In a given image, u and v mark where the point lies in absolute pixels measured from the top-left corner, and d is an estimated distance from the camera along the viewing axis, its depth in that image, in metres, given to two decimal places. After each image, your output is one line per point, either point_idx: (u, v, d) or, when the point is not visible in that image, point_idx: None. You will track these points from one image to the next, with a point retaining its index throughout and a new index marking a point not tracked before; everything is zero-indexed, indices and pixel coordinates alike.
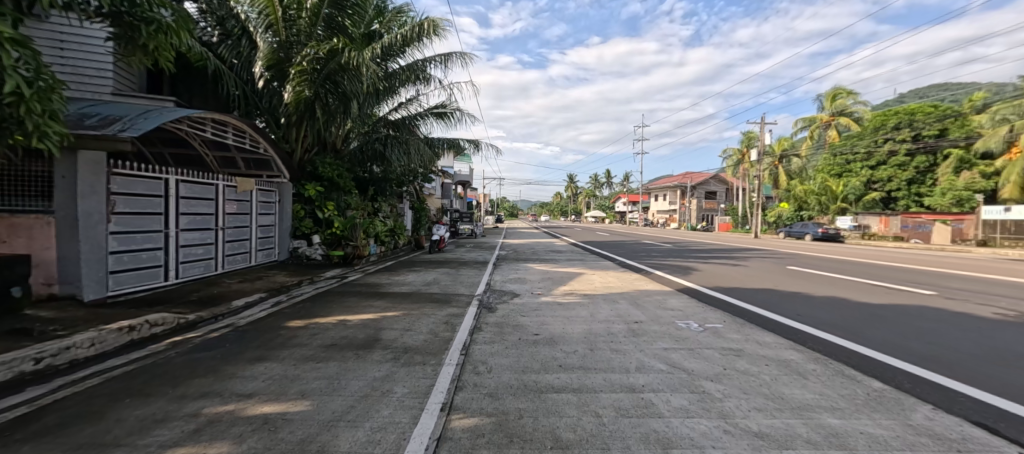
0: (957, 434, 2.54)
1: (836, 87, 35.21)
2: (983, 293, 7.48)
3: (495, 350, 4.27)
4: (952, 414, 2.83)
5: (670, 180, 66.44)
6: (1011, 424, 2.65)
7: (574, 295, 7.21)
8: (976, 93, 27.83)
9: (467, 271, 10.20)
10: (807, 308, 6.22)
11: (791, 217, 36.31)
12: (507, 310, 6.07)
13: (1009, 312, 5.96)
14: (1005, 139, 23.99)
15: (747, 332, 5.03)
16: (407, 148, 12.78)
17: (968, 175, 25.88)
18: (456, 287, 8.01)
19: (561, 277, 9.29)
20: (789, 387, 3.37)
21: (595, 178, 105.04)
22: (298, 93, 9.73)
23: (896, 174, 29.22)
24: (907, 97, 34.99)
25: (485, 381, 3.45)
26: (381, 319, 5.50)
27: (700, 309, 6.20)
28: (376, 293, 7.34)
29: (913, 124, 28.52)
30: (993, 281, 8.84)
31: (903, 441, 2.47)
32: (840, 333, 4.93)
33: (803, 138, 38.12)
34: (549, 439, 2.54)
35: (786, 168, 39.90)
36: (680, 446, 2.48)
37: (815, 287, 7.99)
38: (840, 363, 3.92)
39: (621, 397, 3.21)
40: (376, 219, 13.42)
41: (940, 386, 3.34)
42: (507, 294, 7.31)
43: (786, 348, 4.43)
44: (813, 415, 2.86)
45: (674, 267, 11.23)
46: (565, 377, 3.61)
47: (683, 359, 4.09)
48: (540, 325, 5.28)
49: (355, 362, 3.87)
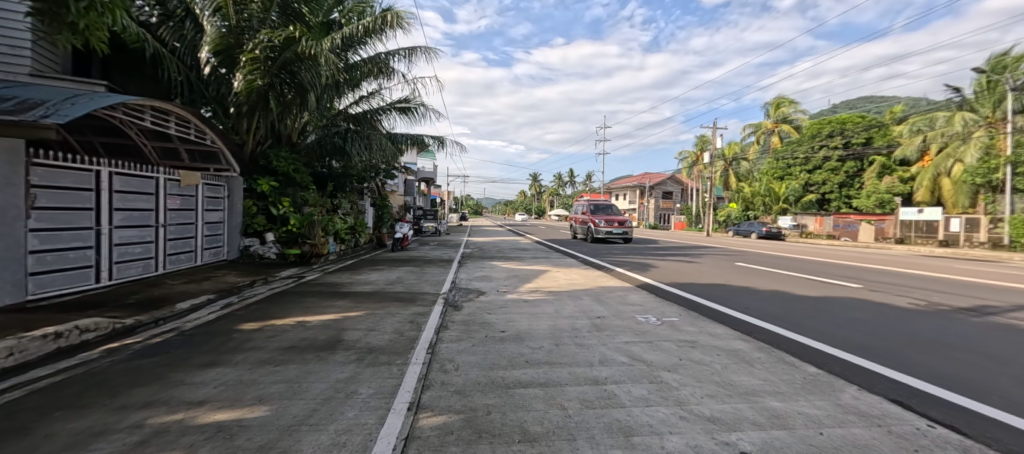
0: (877, 411, 2.84)
1: (781, 96, 37.57)
2: (903, 285, 8.30)
3: (462, 348, 4.25)
4: (873, 393, 3.16)
5: (629, 180, 68.80)
6: (921, 400, 3.00)
7: (540, 292, 7.33)
8: (896, 106, 31.31)
9: (433, 270, 10.10)
10: (754, 302, 6.65)
11: (739, 217, 38.69)
12: (473, 307, 6.07)
13: (922, 302, 6.70)
14: (918, 148, 26.63)
15: (701, 324, 5.33)
16: (369, 142, 12.19)
17: (888, 179, 28.56)
18: (421, 285, 7.89)
19: (526, 274, 9.39)
20: (737, 374, 3.62)
21: (558, 178, 106.88)
22: (250, 82, 9.25)
23: (830, 178, 31.69)
24: (840, 107, 38.19)
25: (452, 379, 3.43)
26: (343, 319, 5.34)
27: (658, 304, 6.50)
28: (337, 293, 7.09)
29: (844, 133, 31.05)
30: (912, 275, 9.82)
31: (834, 419, 2.73)
32: (782, 324, 5.32)
33: (751, 143, 40.67)
34: (517, 432, 2.59)
35: (735, 170, 42.34)
36: (640, 433, 2.62)
37: (763, 281, 8.52)
38: (781, 351, 4.25)
39: (585, 389, 3.32)
40: (336, 216, 12.95)
41: (864, 369, 3.71)
42: (473, 291, 7.30)
43: (735, 338, 4.73)
44: (758, 399, 3.09)
45: (634, 264, 11.63)
46: (531, 372, 3.67)
47: (643, 351, 4.27)
48: (506, 322, 5.32)
49: (316, 364, 3.74)
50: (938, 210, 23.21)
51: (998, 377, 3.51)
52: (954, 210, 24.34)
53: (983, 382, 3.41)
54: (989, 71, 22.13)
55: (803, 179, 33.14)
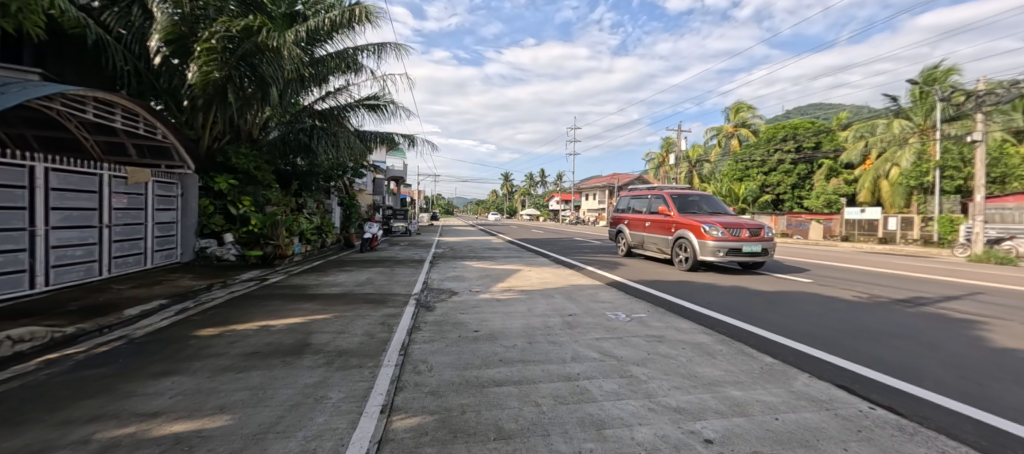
0: (826, 396, 3.04)
1: (739, 101, 39.35)
2: (849, 280, 8.90)
3: (435, 348, 4.21)
4: (822, 379, 3.38)
5: (598, 180, 70.14)
6: (863, 385, 3.24)
7: (512, 291, 7.36)
8: (842, 113, 33.54)
9: (403, 270, 9.93)
10: (717, 297, 6.94)
11: None
12: (446, 308, 6.01)
13: (865, 294, 7.22)
14: (861, 152, 28.42)
15: (668, 320, 5.51)
16: (336, 140, 11.77)
17: (835, 182, 30.55)
18: (391, 286, 7.74)
19: (498, 274, 9.39)
20: (702, 366, 3.78)
21: (529, 178, 107.55)
22: (206, 75, 8.66)
23: (784, 180, 33.50)
24: (792, 113, 40.47)
25: (426, 379, 3.40)
26: (310, 323, 5.17)
27: (627, 301, 6.68)
28: (303, 296, 6.84)
29: (796, 137, 32.82)
30: (857, 270, 10.55)
31: (788, 405, 2.91)
32: (742, 318, 5.58)
33: (713, 146, 42.40)
34: (492, 430, 2.60)
35: (698, 172, 44.02)
36: (612, 426, 2.69)
37: (725, 278, 8.92)
38: (741, 343, 4.47)
39: (559, 386, 3.37)
40: (301, 216, 12.51)
41: (815, 357, 3.96)
42: (446, 292, 7.23)
43: (699, 332, 4.93)
44: (720, 389, 3.24)
45: (603, 262, 11.87)
46: (505, 371, 3.68)
47: (613, 347, 4.38)
48: (479, 322, 5.31)
49: (282, 369, 3.60)
50: (879, 210, 24.90)
51: (930, 362, 3.84)
52: (891, 211, 26.24)
53: (917, 366, 3.72)
54: (920, 84, 24.55)
55: (761, 180, 34.84)
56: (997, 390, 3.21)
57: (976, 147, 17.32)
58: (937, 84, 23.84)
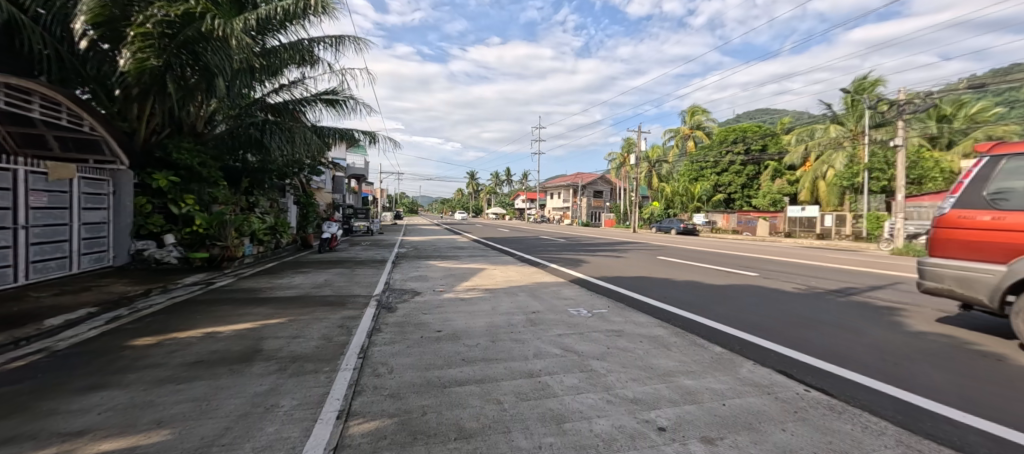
0: (767, 380, 3.25)
1: (694, 105, 41.06)
2: (791, 273, 9.53)
3: (396, 350, 4.14)
4: (765, 366, 3.60)
5: (563, 180, 71.19)
6: (800, 370, 3.48)
7: (476, 290, 7.34)
8: (785, 118, 35.87)
9: (365, 271, 9.67)
10: (674, 291, 7.21)
11: (661, 214, 41.73)
12: (408, 308, 5.91)
13: (804, 286, 7.75)
14: (801, 155, 30.65)
15: (626, 314, 5.69)
16: (291, 135, 11.16)
17: (779, 182, 32.58)
18: (351, 288, 7.52)
19: (462, 273, 9.34)
20: (657, 358, 3.93)
21: (495, 177, 107.58)
22: (140, 62, 8.02)
23: (735, 179, 35.29)
24: (743, 117, 42.78)
25: (386, 382, 3.33)
26: (261, 328, 4.93)
27: (589, 297, 6.83)
28: (254, 300, 6.52)
29: (745, 140, 34.74)
30: (798, 264, 11.31)
31: (734, 391, 3.08)
32: (694, 310, 5.83)
33: (671, 147, 44.04)
34: (453, 430, 2.59)
35: (657, 172, 45.63)
36: (571, 419, 2.75)
37: (681, 273, 9.30)
38: (693, 334, 4.67)
39: (520, 383, 3.40)
40: (252, 216, 11.90)
41: (759, 346, 4.19)
42: (408, 292, 7.10)
43: (656, 325, 5.12)
44: (673, 379, 3.38)
45: (566, 260, 12.08)
46: (468, 370, 3.67)
47: (574, 343, 4.46)
48: (442, 322, 5.26)
49: (229, 378, 3.41)
50: (815, 210, 26.40)
51: (858, 346, 4.17)
52: (827, 210, 28.18)
53: (846, 351, 4.03)
54: (851, 93, 26.75)
55: (714, 180, 36.53)
56: (913, 369, 3.54)
57: (897, 151, 19.02)
58: (865, 93, 26.07)
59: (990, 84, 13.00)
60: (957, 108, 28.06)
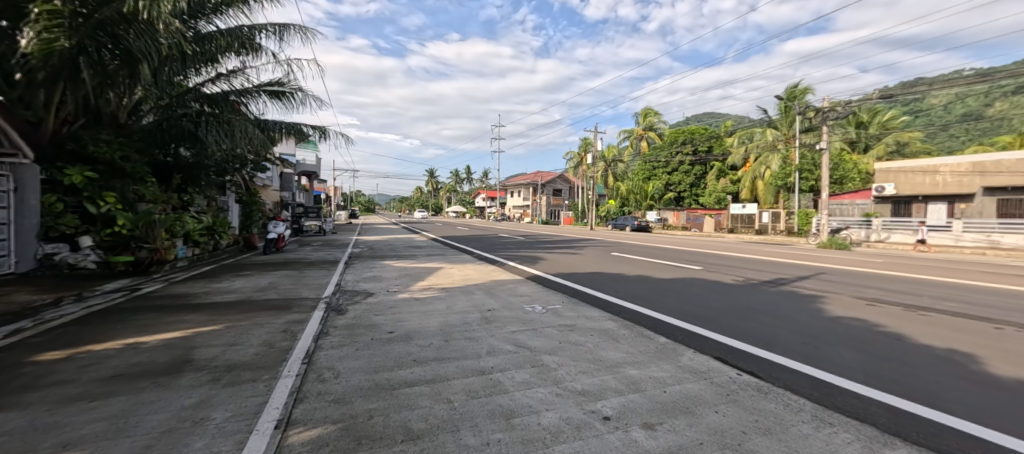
0: (705, 367, 3.44)
1: (647, 107, 42.62)
2: (732, 266, 10.16)
3: (344, 353, 4.00)
4: (704, 354, 3.81)
5: (522, 178, 71.74)
6: (736, 356, 3.70)
7: (431, 289, 7.24)
8: (729, 121, 38.15)
9: (314, 273, 9.27)
10: (625, 286, 7.45)
11: (616, 212, 43.10)
12: (359, 310, 5.73)
13: (743, 278, 8.28)
14: (742, 156, 32.75)
15: (579, 309, 5.82)
16: (231, 129, 10.30)
17: (724, 181, 34.63)
18: (297, 290, 7.19)
19: (418, 273, 9.20)
20: (606, 350, 4.06)
21: (455, 175, 106.62)
22: (47, 43, 6.77)
23: (684, 179, 37.02)
24: (691, 119, 45.00)
25: (331, 387, 3.22)
26: (193, 337, 4.60)
27: (544, 293, 6.93)
28: (187, 306, 6.08)
29: (693, 141, 36.60)
30: (739, 257, 12.07)
31: (675, 378, 3.24)
32: (644, 303, 6.06)
33: (625, 147, 45.56)
34: (400, 432, 2.54)
35: (613, 171, 47.06)
36: (520, 414, 2.78)
37: (632, 268, 9.64)
38: (641, 327, 4.85)
39: (472, 381, 3.40)
40: (186, 215, 11.05)
41: (700, 335, 4.42)
42: (360, 293, 6.89)
43: (606, 319, 5.28)
44: (620, 370, 3.50)
45: (524, 257, 12.20)
46: (418, 370, 3.62)
47: (527, 339, 4.51)
48: (394, 323, 5.15)
49: (153, 392, 3.16)
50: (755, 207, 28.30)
51: (784, 332, 4.52)
52: (764, 207, 30.41)
53: (774, 336, 4.35)
54: (785, 99, 28.87)
55: (666, 179, 38.11)
56: (829, 351, 3.89)
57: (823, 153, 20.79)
58: (797, 100, 28.18)
59: (898, 96, 14.53)
60: (872, 115, 31.03)
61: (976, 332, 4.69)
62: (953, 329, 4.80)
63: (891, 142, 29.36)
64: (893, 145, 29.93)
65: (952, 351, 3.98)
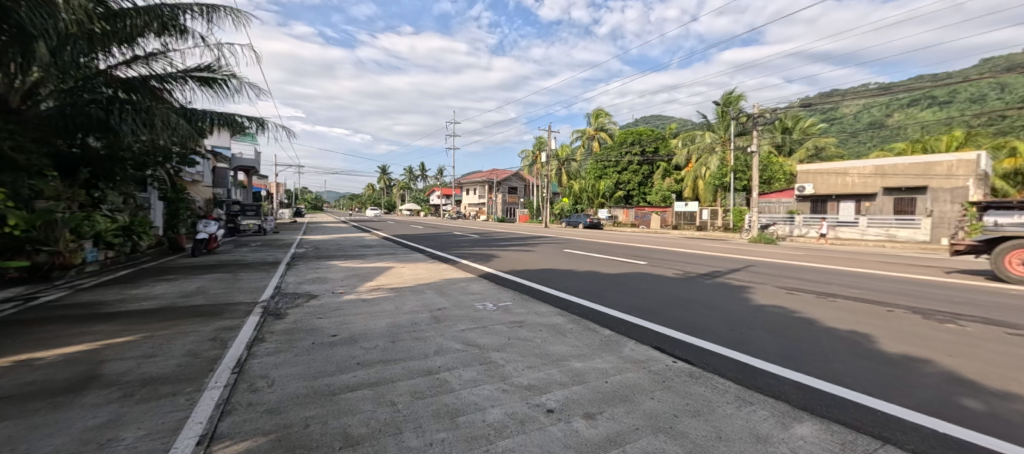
0: (644, 356, 3.62)
1: (598, 108, 43.84)
2: (675, 260, 10.70)
3: (281, 360, 3.79)
4: (644, 343, 4.01)
5: (478, 175, 71.40)
6: (673, 345, 3.92)
7: (380, 290, 7.04)
8: (673, 124, 40.14)
9: (251, 275, 8.71)
10: (575, 282, 7.63)
11: (569, 210, 44.10)
12: (299, 314, 5.45)
13: (684, 271, 8.76)
14: (685, 157, 34.61)
15: (530, 305, 5.90)
16: (149, 119, 9.12)
17: (668, 180, 36.43)
18: (231, 295, 6.71)
19: (366, 273, 8.90)
20: (553, 344, 4.14)
21: (409, 173, 104.19)
22: None
23: (633, 178, 38.55)
24: (640, 121, 46.89)
25: (264, 397, 3.04)
26: (104, 350, 4.16)
27: (495, 291, 6.95)
28: (99, 315, 5.49)
29: (640, 142, 38.19)
30: (681, 252, 12.75)
31: (616, 368, 3.37)
32: (591, 298, 6.25)
33: (578, 147, 46.65)
34: (338, 440, 2.45)
35: (566, 170, 48.10)
36: (465, 413, 2.77)
37: (583, 264, 9.90)
38: (588, 320, 5.01)
39: (418, 381, 3.34)
40: (96, 214, 9.98)
41: (641, 326, 4.63)
42: (302, 296, 6.56)
43: (555, 314, 5.39)
44: (565, 363, 3.59)
45: (477, 255, 12.16)
46: (362, 374, 3.50)
47: (477, 336, 4.51)
48: (338, 325, 4.95)
49: (50, 414, 2.82)
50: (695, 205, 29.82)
51: (717, 321, 4.84)
52: (704, 204, 32.32)
53: (708, 325, 4.64)
54: (722, 105, 30.83)
55: (616, 178, 39.47)
56: (753, 337, 4.22)
57: (754, 156, 22.43)
58: (732, 106, 30.19)
59: (815, 105, 16.01)
60: (795, 122, 33.78)
61: (878, 316, 5.27)
62: (858, 313, 5.37)
63: (811, 146, 32.31)
64: (814, 149, 32.94)
65: (856, 333, 4.46)
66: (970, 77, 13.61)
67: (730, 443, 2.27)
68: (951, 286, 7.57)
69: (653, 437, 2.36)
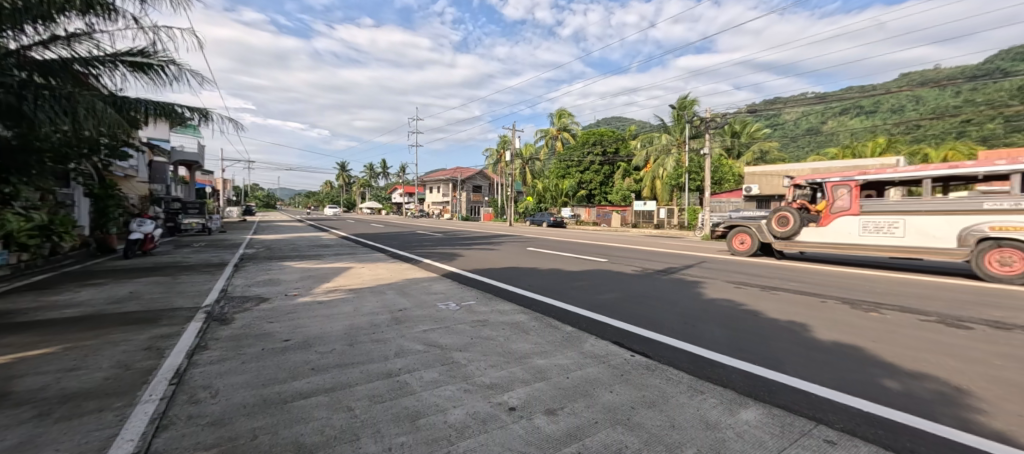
0: (603, 351, 3.70)
1: (561, 108, 44.44)
2: (634, 257, 11.02)
3: (227, 368, 3.56)
4: (604, 338, 4.09)
5: (441, 173, 70.43)
6: (632, 339, 4.02)
7: (338, 291, 6.78)
8: (633, 125, 41.39)
9: (194, 278, 8.13)
10: (538, 280, 7.68)
11: (533, 208, 44.46)
12: (248, 319, 5.14)
13: (643, 268, 9.05)
14: (644, 158, 35.75)
15: (493, 304, 5.88)
16: (73, 107, 7.15)
17: (628, 180, 37.53)
18: (170, 300, 6.22)
19: (322, 274, 8.54)
20: (515, 342, 4.14)
21: (369, 170, 101.20)
22: None
23: (595, 177, 39.43)
24: (601, 122, 48.01)
25: (207, 408, 2.83)
26: (18, 364, 3.73)
27: (458, 290, 6.88)
28: (10, 326, 4.92)
29: (602, 142, 39.09)
30: (640, 250, 13.17)
31: (577, 364, 3.42)
32: (554, 295, 6.31)
33: (541, 146, 47.05)
34: (289, 450, 2.32)
35: (530, 169, 48.44)
36: (426, 415, 2.71)
37: (546, 262, 10.01)
38: (550, 317, 5.06)
39: (377, 385, 3.24)
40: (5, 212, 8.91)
41: (602, 322, 4.73)
42: (251, 299, 6.19)
43: (518, 312, 5.40)
44: (527, 360, 3.60)
45: (440, 254, 11.98)
46: (317, 379, 3.35)
47: (439, 337, 4.44)
48: (291, 329, 4.71)
49: None
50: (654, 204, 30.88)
51: (673, 315, 5.02)
52: (662, 204, 33.54)
53: (664, 319, 4.81)
54: (677, 108, 32.05)
55: (579, 178, 40.20)
56: (706, 329, 4.41)
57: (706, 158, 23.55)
58: (687, 110, 31.49)
59: (760, 111, 17.05)
60: (742, 126, 35.83)
61: (815, 306, 5.68)
62: (797, 304, 5.77)
63: (757, 150, 34.39)
64: (760, 152, 35.05)
65: (794, 322, 4.78)
66: (892, 89, 14.97)
67: (683, 430, 2.37)
68: (875, 277, 8.30)
69: (612, 429, 2.41)
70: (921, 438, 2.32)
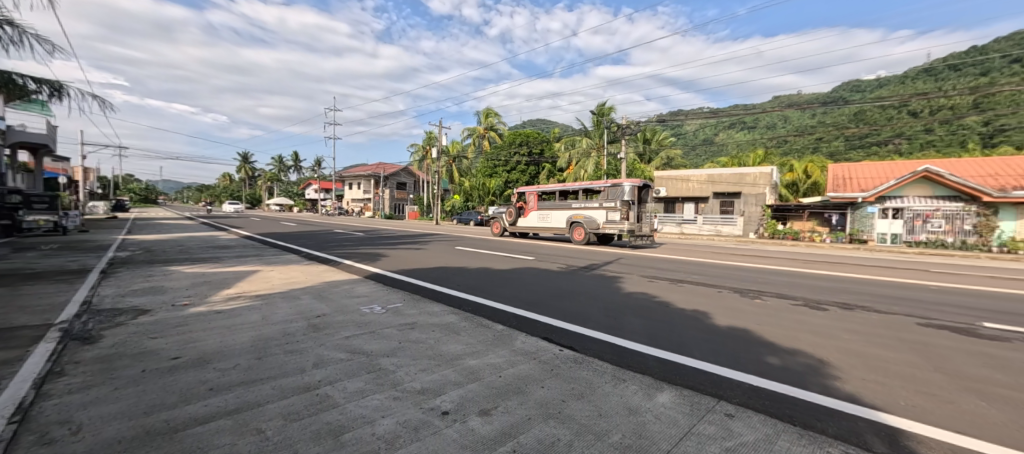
0: (533, 347, 3.72)
1: (488, 108, 44.50)
2: (561, 255, 11.39)
3: (94, 397, 2.94)
4: (533, 335, 4.12)
5: (363, 169, 66.69)
6: (561, 334, 4.09)
7: (242, 298, 6.02)
8: (557, 128, 42.85)
9: (48, 288, 6.68)
10: (467, 279, 7.56)
11: (460, 207, 43.96)
12: (123, 335, 4.32)
13: (568, 265, 9.36)
14: (567, 160, 37.18)
15: (421, 305, 5.65)
16: None
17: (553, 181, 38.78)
18: (10, 317, 5.01)
19: (222, 279, 7.54)
20: (446, 344, 4.00)
21: (279, 163, 92.42)
22: None
23: (521, 177, 40.08)
24: (527, 123, 49.03)
25: (64, 449, 2.29)
26: None
27: (383, 292, 6.50)
28: None
29: (528, 143, 39.88)
30: (565, 248, 13.63)
31: (510, 362, 3.39)
32: (483, 294, 6.25)
33: (468, 145, 46.68)
34: None
35: (457, 167, 47.83)
36: (351, 430, 2.47)
37: (474, 261, 9.91)
38: (479, 316, 4.98)
39: (293, 401, 2.89)
40: None
41: (531, 319, 4.76)
42: (130, 312, 5.24)
43: (448, 313, 5.24)
44: (459, 362, 3.48)
45: (362, 254, 11.28)
46: (217, 401, 2.90)
47: (363, 343, 4.12)
48: (182, 345, 4.05)
49: None
50: None
51: (597, 309, 5.22)
52: None
53: (589, 314, 4.99)
54: (597, 114, 33.80)
55: (505, 177, 40.57)
56: (628, 321, 4.65)
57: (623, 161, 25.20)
58: (606, 116, 33.36)
59: (669, 121, 18.62)
60: (652, 134, 39.01)
61: (718, 296, 6.29)
62: (701, 295, 6.36)
63: (664, 157, 37.62)
64: (668, 158, 38.39)
65: (701, 311, 5.24)
66: (770, 107, 17.30)
67: (609, 418, 2.44)
68: (764, 269, 9.46)
69: (545, 424, 2.40)
70: (804, 406, 2.65)
